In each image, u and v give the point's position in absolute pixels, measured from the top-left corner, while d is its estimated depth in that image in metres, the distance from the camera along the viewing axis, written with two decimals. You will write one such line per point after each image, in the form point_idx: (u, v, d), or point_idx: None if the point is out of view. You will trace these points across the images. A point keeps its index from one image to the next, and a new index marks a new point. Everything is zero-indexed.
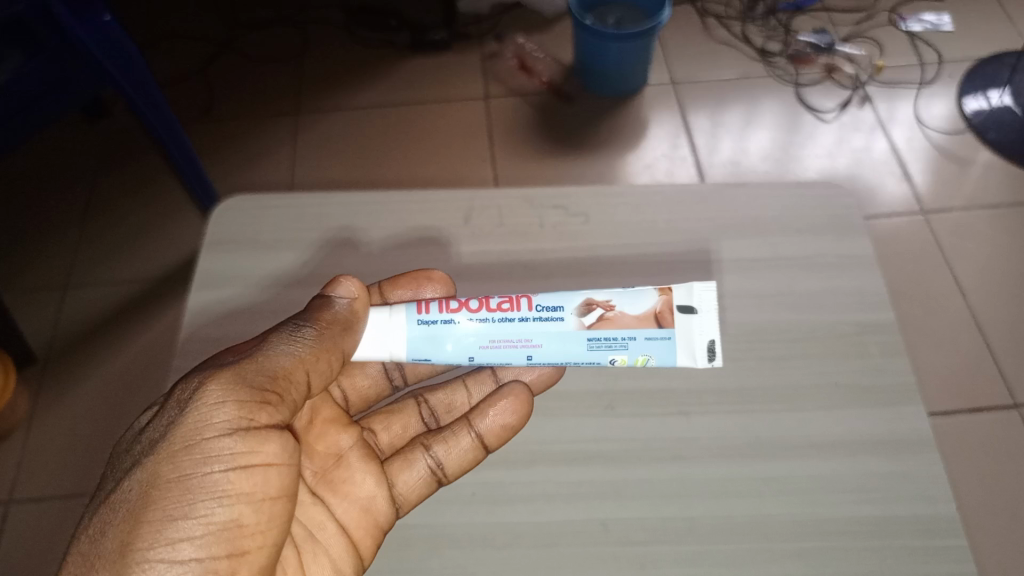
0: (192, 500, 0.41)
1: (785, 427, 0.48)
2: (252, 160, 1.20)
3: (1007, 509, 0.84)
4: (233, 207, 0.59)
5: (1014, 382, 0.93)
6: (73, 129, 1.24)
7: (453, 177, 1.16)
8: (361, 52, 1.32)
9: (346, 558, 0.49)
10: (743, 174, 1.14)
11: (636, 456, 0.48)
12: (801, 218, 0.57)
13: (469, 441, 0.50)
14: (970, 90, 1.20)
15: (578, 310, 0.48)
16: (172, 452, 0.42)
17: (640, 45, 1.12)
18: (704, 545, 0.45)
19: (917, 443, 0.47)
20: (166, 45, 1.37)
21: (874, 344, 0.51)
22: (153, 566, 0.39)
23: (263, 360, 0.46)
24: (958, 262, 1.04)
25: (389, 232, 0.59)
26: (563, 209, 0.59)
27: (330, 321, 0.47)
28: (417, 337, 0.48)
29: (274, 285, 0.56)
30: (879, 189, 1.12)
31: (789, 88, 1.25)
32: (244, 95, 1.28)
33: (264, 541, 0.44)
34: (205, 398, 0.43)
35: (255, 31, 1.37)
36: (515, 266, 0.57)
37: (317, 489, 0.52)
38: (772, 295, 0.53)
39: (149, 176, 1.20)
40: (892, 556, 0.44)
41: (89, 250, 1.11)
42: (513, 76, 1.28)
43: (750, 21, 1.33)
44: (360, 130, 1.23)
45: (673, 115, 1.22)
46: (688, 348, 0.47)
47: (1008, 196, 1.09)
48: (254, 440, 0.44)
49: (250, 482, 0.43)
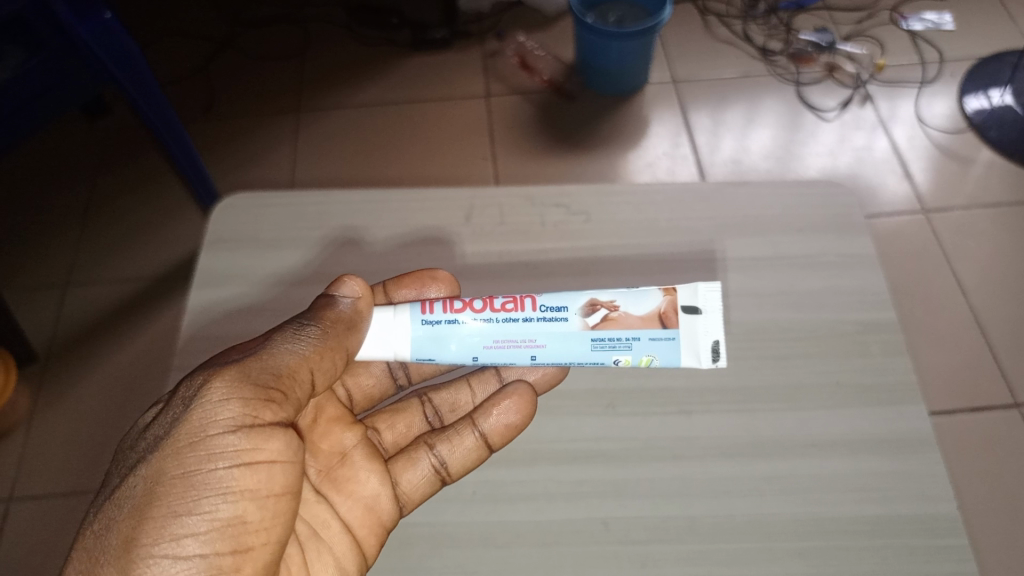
0: (196, 497, 0.41)
1: (786, 426, 0.48)
2: (253, 158, 1.20)
3: (1008, 508, 0.84)
4: (233, 206, 0.59)
5: (1014, 381, 0.93)
6: (72, 127, 1.24)
7: (453, 175, 1.16)
8: (361, 50, 1.32)
9: (351, 557, 0.49)
10: (743, 173, 1.14)
11: (637, 455, 0.48)
12: (803, 217, 0.57)
13: (473, 441, 0.50)
14: (971, 89, 1.20)
15: (582, 311, 0.48)
16: (178, 448, 0.42)
17: (642, 43, 1.12)
18: (705, 544, 0.45)
19: (917, 443, 0.47)
20: (166, 43, 1.37)
21: (875, 344, 0.51)
22: (157, 562, 0.39)
23: (268, 358, 0.46)
24: (958, 261, 1.04)
25: (391, 231, 0.59)
26: (565, 208, 0.59)
27: (334, 319, 0.47)
28: (421, 337, 0.48)
29: (275, 283, 0.56)
30: (879, 188, 1.11)
31: (789, 87, 1.24)
32: (243, 93, 1.28)
33: (268, 537, 0.44)
34: (210, 395, 0.43)
35: (255, 29, 1.37)
36: (516, 265, 0.57)
37: (321, 487, 0.52)
38: (773, 295, 0.53)
39: (149, 173, 1.20)
40: (893, 555, 0.44)
41: (89, 248, 1.11)
42: (514, 74, 1.27)
43: (752, 20, 1.32)
44: (361, 128, 1.22)
45: (674, 113, 1.21)
46: (692, 348, 0.47)
47: (1009, 196, 1.09)
48: (259, 437, 0.44)
49: (255, 479, 0.43)
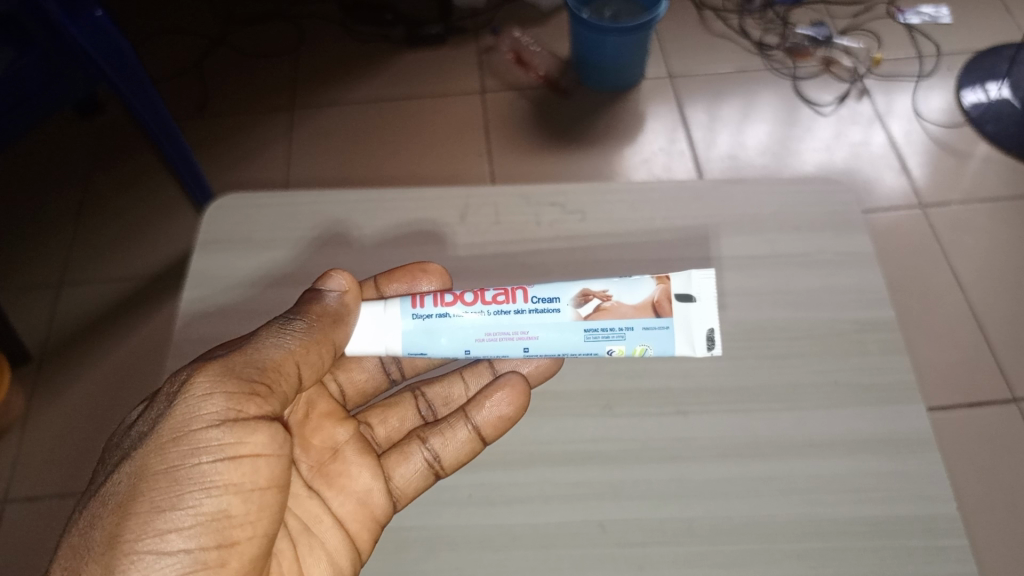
0: (180, 491, 0.41)
1: (784, 427, 0.48)
2: (248, 156, 1.19)
3: (1007, 503, 0.84)
4: (225, 206, 0.58)
5: (1013, 376, 0.93)
6: (65, 127, 1.23)
7: (449, 173, 1.15)
8: (356, 48, 1.31)
9: (344, 552, 0.49)
10: (741, 168, 1.13)
11: (634, 456, 0.47)
12: (800, 214, 0.56)
13: (467, 433, 0.50)
14: (968, 83, 1.20)
15: (574, 301, 0.47)
16: (161, 444, 0.41)
17: (640, 37, 1.11)
18: (703, 546, 0.44)
19: (917, 443, 0.47)
20: (158, 41, 1.35)
21: (873, 342, 0.51)
22: (141, 558, 0.39)
23: (252, 353, 0.45)
24: (956, 257, 1.04)
25: (385, 230, 0.59)
26: (560, 206, 0.58)
27: (320, 313, 0.47)
28: (413, 331, 0.48)
29: (268, 283, 0.56)
30: (877, 182, 1.11)
31: (787, 81, 1.24)
32: (237, 91, 1.27)
33: (254, 531, 0.43)
34: (193, 390, 0.43)
35: (249, 26, 1.36)
36: (511, 265, 0.56)
37: (313, 482, 0.52)
38: (770, 293, 0.53)
39: (144, 172, 1.19)
40: (892, 556, 0.44)
41: (83, 248, 1.10)
42: (510, 71, 1.27)
43: (748, 14, 1.32)
44: (357, 125, 1.22)
45: (671, 109, 1.21)
46: (687, 336, 0.46)
47: (1007, 189, 1.08)
48: (243, 431, 0.43)
49: (240, 473, 0.43)
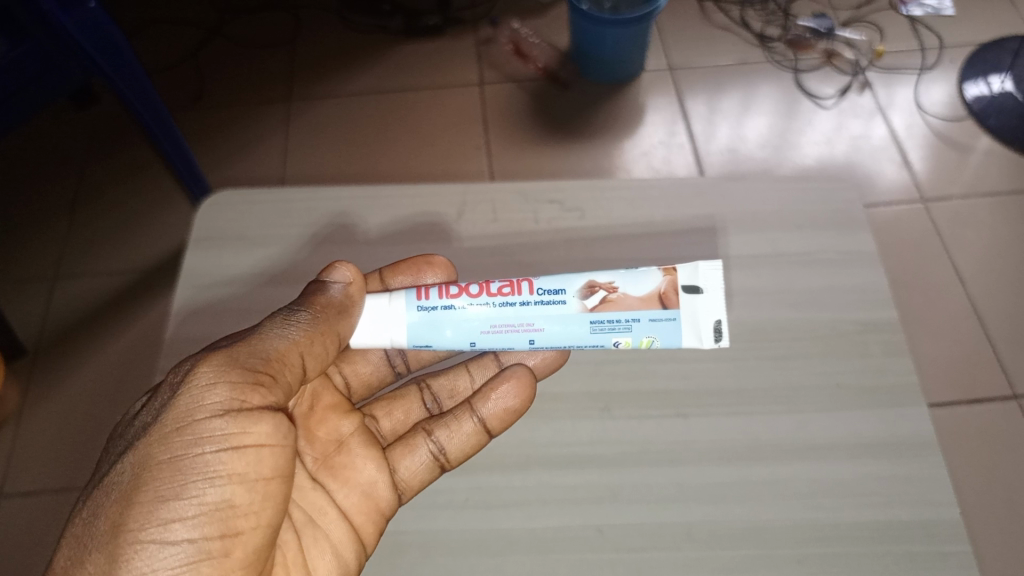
0: (183, 481, 0.40)
1: (786, 430, 0.47)
2: (244, 149, 1.18)
3: (1006, 501, 0.84)
4: (219, 202, 0.57)
5: (1014, 372, 0.93)
6: (61, 118, 1.22)
7: (447, 166, 1.14)
8: (353, 39, 1.30)
9: (349, 544, 0.48)
10: (740, 162, 1.12)
11: (634, 459, 0.47)
12: (801, 212, 0.55)
13: (472, 426, 0.50)
14: (971, 76, 1.18)
15: (580, 293, 0.46)
16: (165, 434, 0.41)
17: (639, 29, 1.10)
18: (703, 552, 0.44)
19: (918, 446, 0.46)
20: (153, 32, 1.34)
21: (876, 344, 0.50)
22: (145, 547, 0.39)
23: (256, 343, 0.44)
24: (957, 251, 1.03)
25: (382, 226, 0.58)
26: (558, 204, 0.57)
27: (324, 305, 0.46)
28: (417, 324, 0.47)
29: (264, 281, 0.55)
30: (878, 175, 1.10)
31: (788, 74, 1.23)
32: (233, 82, 1.26)
33: (257, 521, 0.43)
34: (197, 380, 0.42)
35: (245, 16, 1.35)
36: (510, 262, 0.55)
37: (318, 474, 0.52)
38: (772, 293, 0.52)
39: (141, 163, 1.18)
40: (893, 562, 0.43)
41: (78, 240, 1.09)
42: (508, 62, 1.25)
43: (749, 5, 1.30)
44: (354, 118, 1.20)
45: (671, 101, 1.20)
46: (694, 328, 0.45)
47: (1008, 183, 1.08)
48: (246, 420, 0.42)
49: (244, 462, 0.42)
